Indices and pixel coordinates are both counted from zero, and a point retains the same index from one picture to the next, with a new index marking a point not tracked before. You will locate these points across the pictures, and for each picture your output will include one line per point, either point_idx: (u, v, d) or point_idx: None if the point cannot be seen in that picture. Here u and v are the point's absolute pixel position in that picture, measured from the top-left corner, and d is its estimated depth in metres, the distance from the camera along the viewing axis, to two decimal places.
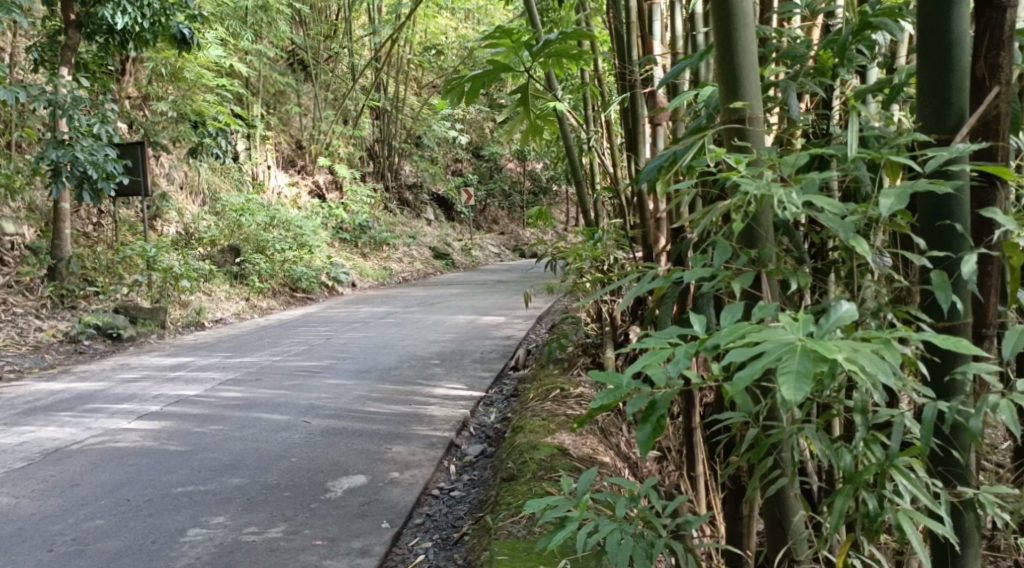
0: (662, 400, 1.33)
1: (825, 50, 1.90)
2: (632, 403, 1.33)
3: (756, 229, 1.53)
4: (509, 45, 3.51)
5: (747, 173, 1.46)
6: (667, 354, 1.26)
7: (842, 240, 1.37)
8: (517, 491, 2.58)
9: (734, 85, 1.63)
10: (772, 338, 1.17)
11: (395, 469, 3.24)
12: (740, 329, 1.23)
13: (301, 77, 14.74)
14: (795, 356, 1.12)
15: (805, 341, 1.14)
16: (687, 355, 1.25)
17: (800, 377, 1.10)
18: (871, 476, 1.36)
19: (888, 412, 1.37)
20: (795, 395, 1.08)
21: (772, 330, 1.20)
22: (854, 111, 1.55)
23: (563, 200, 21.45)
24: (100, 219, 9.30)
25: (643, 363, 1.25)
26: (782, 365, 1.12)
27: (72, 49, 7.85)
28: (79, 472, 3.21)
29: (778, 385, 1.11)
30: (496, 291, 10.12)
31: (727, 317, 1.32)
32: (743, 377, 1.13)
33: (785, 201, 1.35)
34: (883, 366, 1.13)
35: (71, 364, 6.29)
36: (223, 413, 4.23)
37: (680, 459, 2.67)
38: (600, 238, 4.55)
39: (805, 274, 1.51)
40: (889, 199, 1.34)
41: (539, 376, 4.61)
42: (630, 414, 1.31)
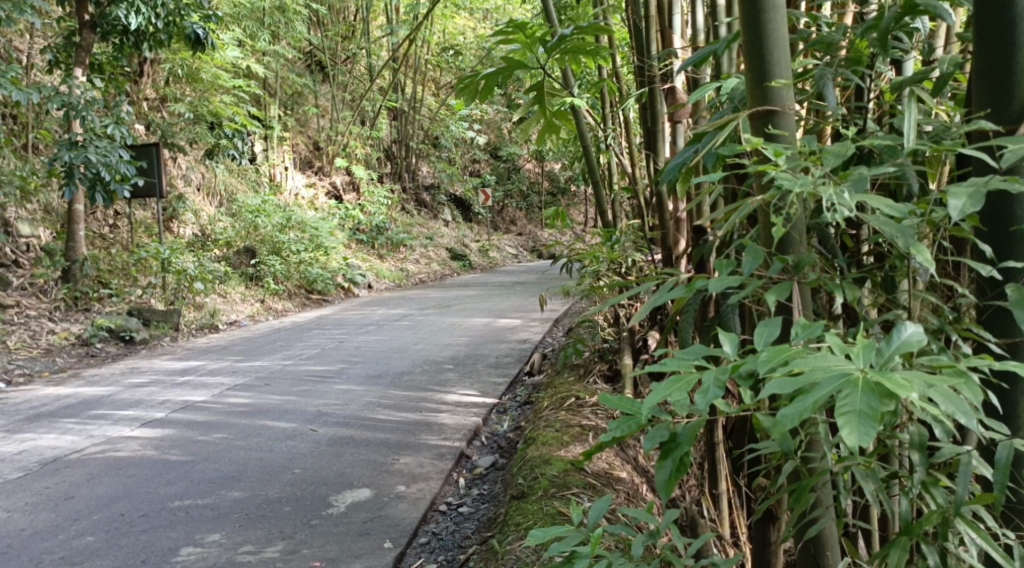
0: (685, 430, 1.18)
1: (860, 38, 1.73)
2: (650, 434, 1.19)
3: (794, 236, 1.39)
4: (522, 42, 3.38)
5: (786, 166, 1.31)
6: (695, 382, 1.11)
7: (900, 246, 1.22)
8: (526, 511, 2.44)
9: (763, 69, 1.51)
10: (826, 368, 1.03)
11: (402, 482, 3.10)
12: (782, 353, 1.09)
13: (320, 78, 14.65)
14: (858, 393, 0.98)
15: (866, 372, 1.00)
16: (718, 383, 1.10)
17: (864, 420, 0.96)
18: (932, 526, 1.22)
19: (952, 451, 1.23)
20: (862, 443, 0.94)
21: (826, 357, 1.05)
22: (907, 100, 1.41)
23: (581, 200, 21.25)
24: (116, 220, 9.25)
25: (666, 391, 1.09)
26: (841, 402, 0.99)
27: (86, 50, 7.76)
28: (76, 484, 3.11)
29: (838, 428, 0.97)
30: (513, 292, 9.98)
31: (763, 335, 1.18)
32: (792, 415, 0.99)
33: (836, 201, 1.21)
34: (961, 403, 1.00)
35: (82, 367, 6.20)
36: (228, 421, 4.12)
37: (702, 474, 2.51)
38: (618, 240, 4.40)
39: (851, 286, 1.35)
40: (960, 200, 1.18)
41: (554, 383, 4.45)
42: (649, 448, 1.17)
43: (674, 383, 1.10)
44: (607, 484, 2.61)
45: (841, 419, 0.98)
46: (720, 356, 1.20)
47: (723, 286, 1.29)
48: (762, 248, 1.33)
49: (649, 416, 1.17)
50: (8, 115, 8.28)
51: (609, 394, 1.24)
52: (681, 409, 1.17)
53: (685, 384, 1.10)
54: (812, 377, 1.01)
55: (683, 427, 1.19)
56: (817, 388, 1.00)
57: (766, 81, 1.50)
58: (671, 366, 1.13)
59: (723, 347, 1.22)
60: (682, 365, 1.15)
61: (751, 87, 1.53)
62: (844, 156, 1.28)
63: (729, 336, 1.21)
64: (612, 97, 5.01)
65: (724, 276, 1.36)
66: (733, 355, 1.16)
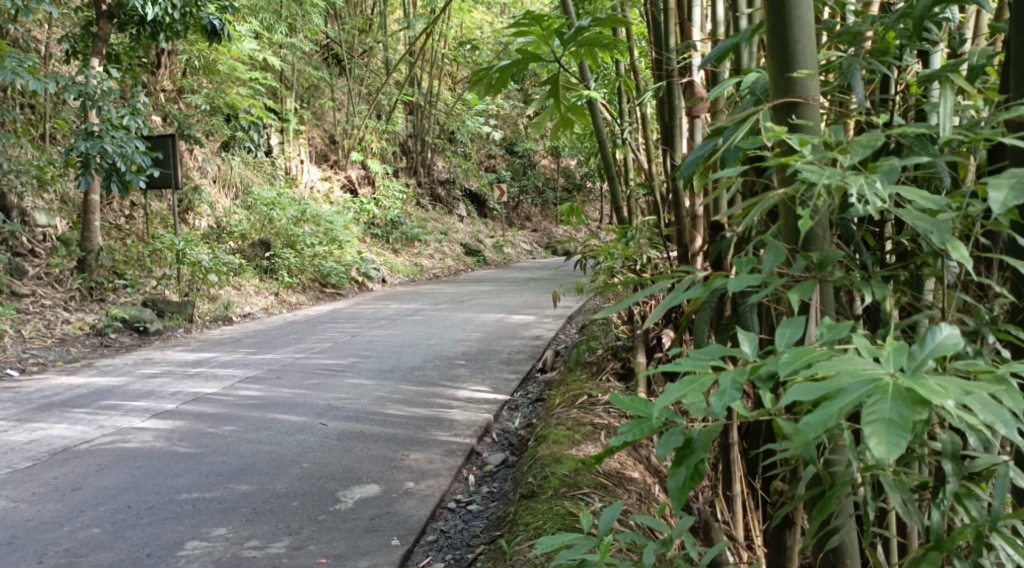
0: (699, 435, 1.14)
1: (888, 29, 1.67)
2: (662, 440, 1.14)
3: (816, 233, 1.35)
4: (537, 33, 3.35)
5: (811, 158, 1.25)
6: (711, 384, 1.06)
7: (934, 242, 1.17)
8: (536, 510, 2.40)
9: (787, 60, 1.46)
10: (853, 372, 0.98)
11: (411, 478, 3.06)
12: (805, 356, 1.04)
13: (336, 72, 14.63)
14: (888, 401, 0.93)
15: (896, 379, 0.95)
16: (735, 386, 1.05)
17: (894, 429, 0.91)
18: (964, 541, 1.16)
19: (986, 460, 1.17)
20: (891, 455, 0.90)
21: (851, 361, 1.00)
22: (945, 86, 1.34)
23: (597, 198, 21.16)
24: (132, 211, 9.28)
25: (680, 393, 1.04)
26: (868, 411, 0.93)
27: (103, 41, 7.84)
28: (84, 475, 3.09)
29: (866, 438, 0.92)
30: (527, 288, 9.94)
31: (785, 336, 1.13)
32: (814, 424, 0.95)
33: (867, 191, 1.15)
34: (999, 412, 0.94)
35: (95, 358, 6.20)
36: (239, 413, 4.09)
37: (715, 476, 2.47)
38: (633, 237, 4.32)
39: (879, 286, 1.30)
40: (1000, 193, 1.12)
41: (566, 381, 4.40)
42: (662, 454, 1.12)
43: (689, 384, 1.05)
44: (618, 484, 2.57)
45: (869, 429, 0.93)
46: (738, 357, 1.15)
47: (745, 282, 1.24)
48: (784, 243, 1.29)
49: (663, 420, 1.12)
50: (27, 105, 8.31)
51: (622, 397, 1.20)
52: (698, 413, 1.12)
53: (700, 386, 1.05)
54: (838, 383, 0.96)
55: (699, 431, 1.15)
56: (840, 395, 0.95)
57: (791, 74, 1.45)
58: (687, 367, 1.08)
59: (742, 348, 1.18)
60: (698, 365, 1.10)
61: (775, 78, 1.48)
62: (873, 147, 1.22)
63: (749, 337, 1.16)
64: (628, 92, 4.96)
65: (744, 272, 1.31)
66: (751, 358, 1.12)
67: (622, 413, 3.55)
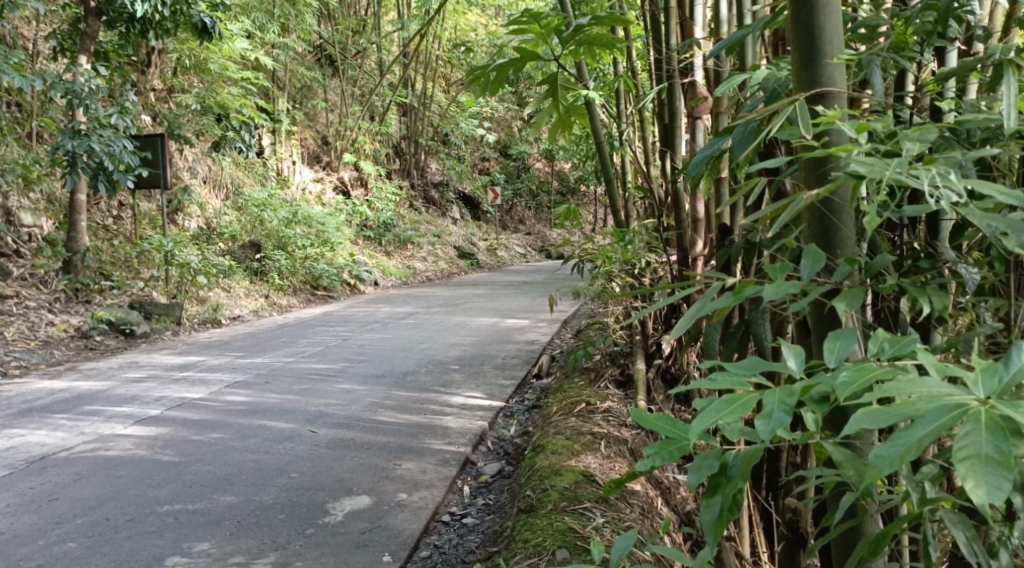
0: (735, 460, 1.06)
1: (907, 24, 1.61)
2: (694, 466, 1.05)
3: (834, 224, 1.30)
4: (535, 31, 3.24)
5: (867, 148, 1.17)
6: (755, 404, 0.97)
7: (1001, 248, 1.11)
8: (535, 526, 2.28)
9: (814, 50, 1.35)
10: (931, 397, 0.92)
11: (404, 489, 2.94)
12: (868, 375, 0.97)
13: (329, 73, 14.48)
14: (983, 434, 0.88)
15: (985, 408, 0.90)
16: (784, 409, 0.97)
17: (992, 468, 0.86)
18: None
19: None
20: (993, 499, 0.84)
21: (927, 385, 0.94)
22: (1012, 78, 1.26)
23: (591, 201, 21.05)
24: (119, 211, 9.14)
25: (718, 415, 0.94)
26: (961, 447, 0.88)
27: (91, 38, 7.68)
28: (61, 485, 2.97)
29: (962, 479, 0.86)
30: (521, 292, 9.83)
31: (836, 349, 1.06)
32: (887, 458, 0.90)
33: (937, 181, 1.08)
34: None
35: (79, 361, 6.06)
36: (226, 420, 3.97)
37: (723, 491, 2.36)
38: (631, 241, 4.20)
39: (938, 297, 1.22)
40: None
41: (563, 388, 4.28)
42: (694, 483, 1.04)
43: (734, 405, 0.96)
44: (620, 497, 2.46)
45: (964, 467, 0.87)
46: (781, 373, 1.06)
47: (781, 287, 1.15)
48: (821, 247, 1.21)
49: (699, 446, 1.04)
50: (13, 103, 8.16)
51: (642, 415, 1.10)
52: (735, 436, 1.04)
53: (746, 407, 0.96)
54: (918, 410, 0.91)
55: (735, 455, 1.08)
56: (919, 424, 0.89)
57: (818, 64, 1.35)
58: (726, 386, 0.99)
59: (783, 361, 1.10)
60: (736, 381, 1.01)
61: (800, 68, 1.37)
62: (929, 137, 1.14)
63: (792, 351, 1.08)
64: (627, 93, 4.86)
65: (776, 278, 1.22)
66: (795, 375, 1.04)
67: (622, 421, 3.44)
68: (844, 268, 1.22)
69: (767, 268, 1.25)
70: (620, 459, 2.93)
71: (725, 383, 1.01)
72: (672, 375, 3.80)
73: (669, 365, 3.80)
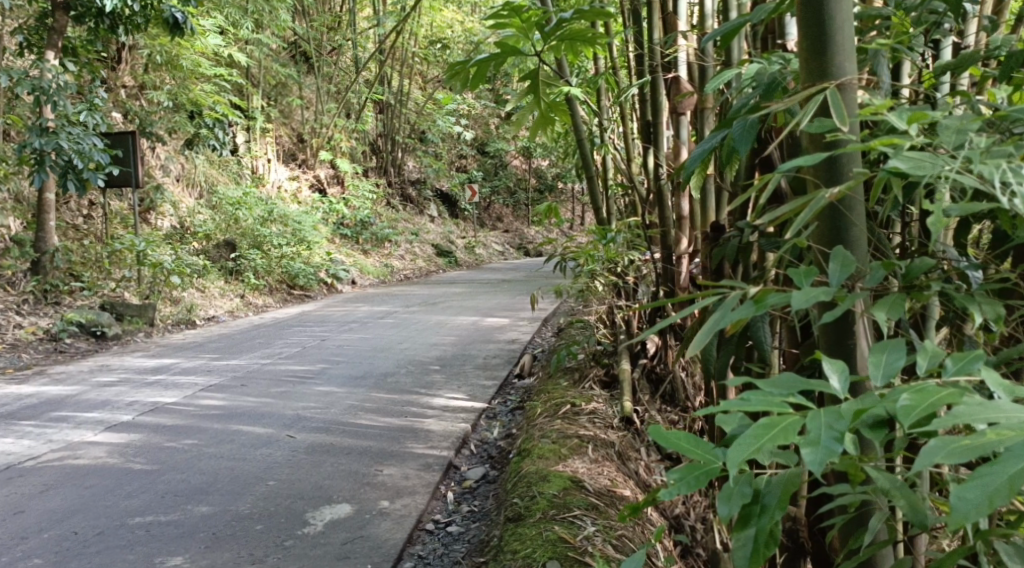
0: (768, 488, 1.02)
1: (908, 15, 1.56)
2: (726, 494, 1.01)
3: (844, 215, 1.23)
4: (516, 26, 3.12)
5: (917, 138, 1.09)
6: (800, 429, 0.91)
7: None
8: (524, 536, 2.19)
9: (823, 41, 1.27)
10: (1014, 429, 0.83)
11: (385, 497, 2.85)
12: (932, 400, 0.89)
13: (304, 70, 14.31)
14: None
15: None
16: (837, 436, 0.90)
17: None
18: None
19: None
20: None
21: (1006, 413, 0.85)
22: None
23: (569, 199, 21.01)
24: (90, 211, 8.96)
25: (756, 444, 0.89)
26: None
27: (59, 33, 7.49)
28: (27, 497, 2.85)
29: None
30: (501, 290, 9.75)
31: (883, 366, 0.99)
32: (968, 498, 0.80)
33: (991, 172, 1.01)
34: None
35: (49, 365, 5.90)
36: (201, 425, 3.85)
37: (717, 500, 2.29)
38: (613, 239, 4.12)
39: (980, 305, 1.15)
40: None
41: (546, 389, 4.20)
42: (726, 512, 1.00)
43: (777, 430, 0.90)
44: (611, 506, 2.39)
45: None
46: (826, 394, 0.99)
47: (811, 291, 1.06)
48: (850, 251, 1.13)
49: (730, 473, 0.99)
50: None
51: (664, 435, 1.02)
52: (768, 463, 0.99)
53: (790, 432, 0.90)
54: (1000, 443, 0.82)
55: (767, 480, 1.04)
56: (1002, 461, 0.81)
57: (829, 55, 1.27)
58: (764, 408, 0.93)
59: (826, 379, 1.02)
60: (772, 403, 0.95)
61: (808, 59, 1.29)
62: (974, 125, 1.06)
63: (837, 370, 1.01)
64: (608, 90, 4.78)
65: (798, 279, 1.14)
66: (842, 397, 0.97)
67: (608, 423, 3.39)
68: (878, 274, 1.14)
69: (789, 271, 1.16)
70: (608, 463, 2.86)
71: (760, 404, 0.95)
72: (657, 375, 3.77)
73: (655, 365, 3.76)
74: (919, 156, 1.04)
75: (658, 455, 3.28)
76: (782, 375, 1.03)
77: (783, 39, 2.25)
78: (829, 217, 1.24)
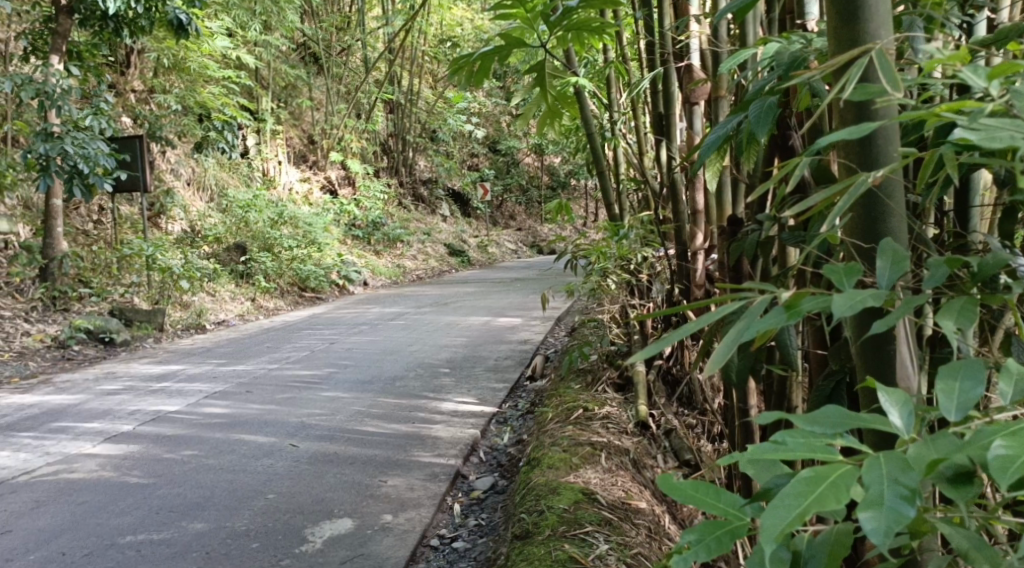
0: (809, 549, 0.88)
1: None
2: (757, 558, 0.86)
3: (882, 203, 1.09)
4: (521, 17, 2.99)
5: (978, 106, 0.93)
6: (859, 488, 0.76)
7: None
8: (532, 555, 2.05)
9: (854, 5, 1.13)
10: None
11: (389, 510, 2.72)
12: None
13: (313, 71, 14.19)
14: None
15: None
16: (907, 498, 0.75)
17: None
18: None
19: None
20: None
21: None
22: None
23: (582, 195, 20.84)
24: (99, 216, 8.89)
25: (805, 507, 0.74)
26: None
27: (63, 37, 7.36)
28: (17, 515, 2.74)
29: None
30: (513, 289, 9.61)
31: (953, 396, 0.84)
32: None
33: None
34: None
35: (55, 373, 5.80)
36: (202, 435, 3.73)
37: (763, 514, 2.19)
38: (625, 235, 3.96)
39: None
40: None
41: (558, 392, 4.05)
42: None
43: (827, 484, 0.75)
44: (624, 521, 2.26)
45: None
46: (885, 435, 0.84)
47: (855, 293, 0.91)
48: (900, 246, 0.97)
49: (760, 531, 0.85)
50: None
51: (677, 484, 0.87)
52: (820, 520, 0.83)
53: (842, 488, 0.75)
54: None
55: (807, 539, 0.90)
56: None
57: (860, 21, 1.13)
58: (808, 456, 0.79)
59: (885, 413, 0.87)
60: (817, 447, 0.80)
61: (838, 25, 1.15)
62: None
63: (898, 403, 0.86)
64: (619, 82, 4.63)
65: (835, 276, 0.99)
66: (907, 442, 0.82)
67: (622, 429, 3.25)
68: (940, 272, 0.97)
69: (825, 271, 1.01)
70: (623, 473, 2.72)
71: (800, 449, 0.80)
72: (673, 376, 3.65)
73: (670, 366, 3.64)
74: (993, 125, 0.88)
75: (675, 461, 3.13)
76: (826, 406, 0.87)
77: (803, 19, 2.10)
78: (866, 203, 1.10)
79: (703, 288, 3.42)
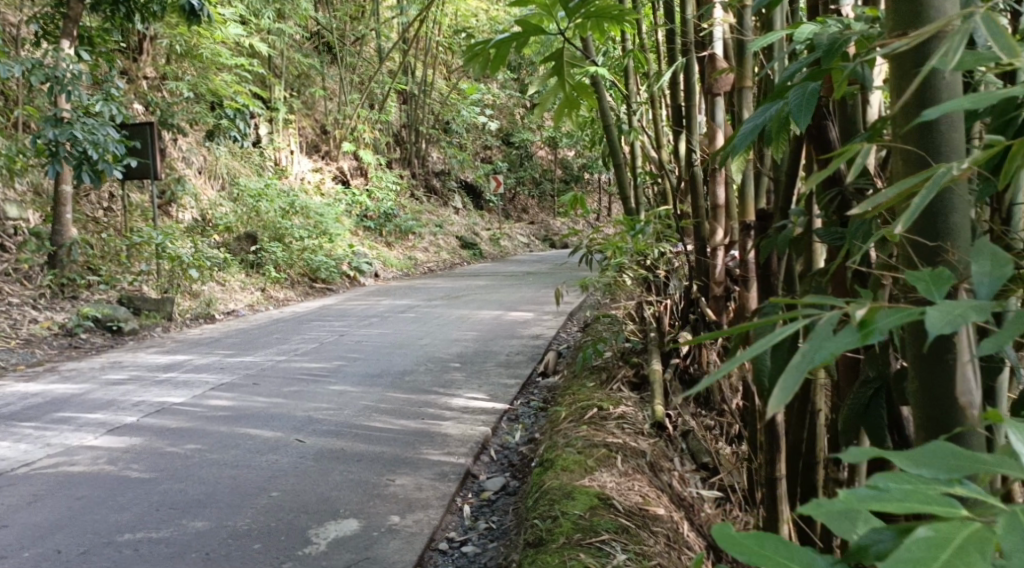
0: None
1: None
2: None
3: (949, 200, 0.99)
4: (539, 3, 2.88)
5: None
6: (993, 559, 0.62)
7: None
8: (544, 565, 1.95)
9: None
10: None
11: (395, 511, 2.62)
12: None
13: (327, 61, 14.09)
14: None
15: None
16: None
17: None
18: None
19: None
20: None
21: None
22: None
23: (596, 189, 20.69)
24: (110, 203, 8.84)
25: None
26: None
27: (74, 22, 7.27)
28: (13, 509, 2.66)
29: None
30: (525, 283, 9.50)
31: None
32: None
33: None
34: None
35: (61, 361, 5.73)
36: (207, 428, 3.64)
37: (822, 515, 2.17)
38: (642, 229, 3.82)
39: None
40: None
41: (572, 390, 3.93)
42: None
43: (953, 552, 0.62)
44: (641, 531, 2.15)
45: None
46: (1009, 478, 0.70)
47: (952, 307, 0.79)
48: (996, 247, 0.85)
49: None
50: None
51: (741, 539, 0.73)
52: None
53: (972, 558, 0.62)
54: None
55: None
56: None
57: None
58: (924, 511, 0.66)
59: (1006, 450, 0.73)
60: (928, 500, 0.67)
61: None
62: None
63: None
64: (637, 74, 4.51)
65: (920, 280, 0.87)
66: None
67: (638, 429, 3.12)
68: None
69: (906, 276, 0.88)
70: (639, 476, 2.62)
71: (909, 499, 0.67)
72: (690, 376, 3.54)
73: (688, 365, 3.54)
74: None
75: (693, 464, 3.05)
76: (930, 442, 0.74)
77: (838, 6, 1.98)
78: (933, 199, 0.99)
79: (723, 286, 3.34)
